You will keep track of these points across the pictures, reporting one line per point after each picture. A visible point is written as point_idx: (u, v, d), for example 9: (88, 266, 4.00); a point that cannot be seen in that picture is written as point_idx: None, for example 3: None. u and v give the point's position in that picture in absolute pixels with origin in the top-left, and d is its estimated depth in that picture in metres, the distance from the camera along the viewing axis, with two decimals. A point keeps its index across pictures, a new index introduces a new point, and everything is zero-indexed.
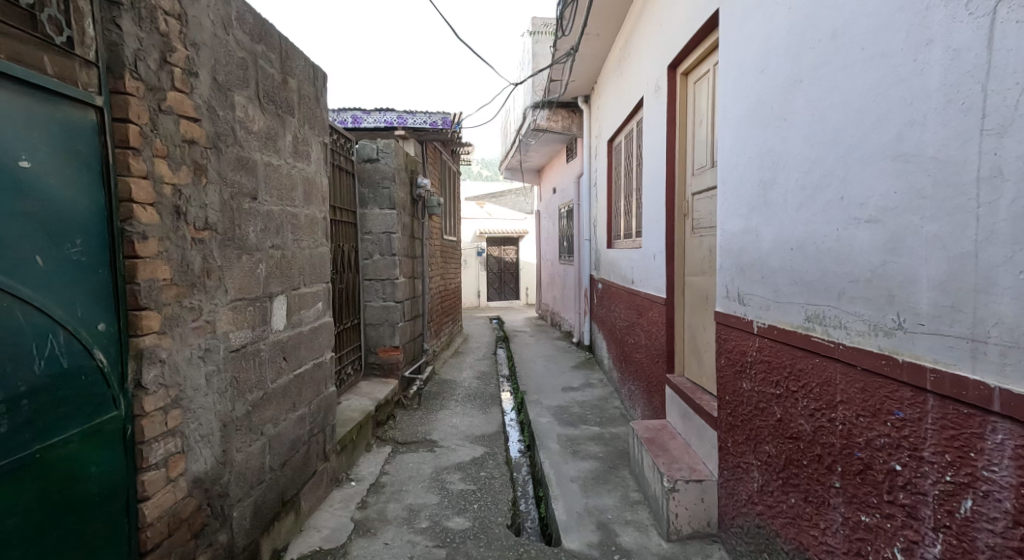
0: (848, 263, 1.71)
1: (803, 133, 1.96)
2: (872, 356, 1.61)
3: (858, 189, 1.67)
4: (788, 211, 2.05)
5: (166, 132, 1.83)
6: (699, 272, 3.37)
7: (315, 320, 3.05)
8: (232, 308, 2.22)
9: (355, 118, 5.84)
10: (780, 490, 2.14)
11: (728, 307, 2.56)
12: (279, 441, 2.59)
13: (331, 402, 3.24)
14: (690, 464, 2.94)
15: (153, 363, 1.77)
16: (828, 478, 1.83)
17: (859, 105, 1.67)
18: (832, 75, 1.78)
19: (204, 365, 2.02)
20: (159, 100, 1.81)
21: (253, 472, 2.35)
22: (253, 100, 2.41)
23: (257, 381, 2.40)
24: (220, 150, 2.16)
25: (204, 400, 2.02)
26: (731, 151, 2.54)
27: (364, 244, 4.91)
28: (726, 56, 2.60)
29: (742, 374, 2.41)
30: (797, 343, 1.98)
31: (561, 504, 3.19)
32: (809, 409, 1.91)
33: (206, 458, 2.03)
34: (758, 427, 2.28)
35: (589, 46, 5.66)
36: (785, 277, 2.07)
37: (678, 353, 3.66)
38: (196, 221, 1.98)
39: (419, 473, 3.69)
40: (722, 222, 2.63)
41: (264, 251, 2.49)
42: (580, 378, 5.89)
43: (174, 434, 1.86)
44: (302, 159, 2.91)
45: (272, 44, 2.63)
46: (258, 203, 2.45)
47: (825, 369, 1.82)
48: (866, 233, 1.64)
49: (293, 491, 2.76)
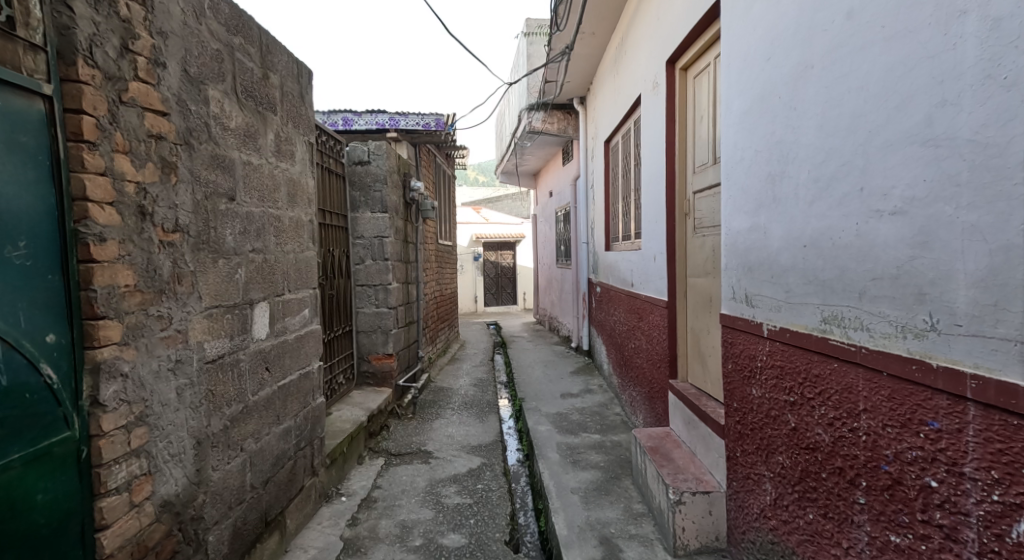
0: (870, 260, 1.57)
1: (815, 121, 1.83)
2: (900, 361, 1.47)
3: (880, 178, 1.53)
4: (800, 206, 1.91)
5: (129, 125, 1.69)
6: (702, 273, 3.23)
7: (302, 328, 2.89)
8: (206, 316, 2.07)
9: (346, 121, 5.68)
10: (795, 504, 1.99)
11: (735, 309, 2.42)
12: (261, 458, 2.44)
13: (319, 413, 3.08)
14: (696, 474, 2.79)
15: (114, 378, 1.62)
16: (850, 494, 1.69)
17: (878, 88, 1.54)
18: (848, 59, 1.65)
19: (174, 378, 1.87)
20: (120, 90, 1.66)
21: (232, 492, 2.20)
22: (229, 95, 2.27)
23: (236, 394, 2.25)
24: (193, 147, 2.02)
25: (174, 416, 1.87)
26: (736, 145, 2.41)
27: (355, 249, 4.76)
28: (728, 46, 2.48)
29: (751, 380, 2.27)
30: (813, 346, 1.84)
31: (562, 518, 3.04)
32: (827, 418, 1.77)
33: (177, 479, 1.88)
34: (770, 436, 2.13)
35: (584, 44, 5.53)
36: (798, 276, 1.93)
37: (680, 358, 3.51)
38: (165, 223, 1.84)
39: (413, 487, 3.53)
40: (727, 219, 2.49)
41: (244, 254, 2.34)
42: (580, 384, 5.73)
43: (138, 454, 1.71)
44: (286, 159, 2.77)
45: (252, 37, 2.49)
46: (237, 204, 2.30)
47: (845, 375, 1.68)
48: (890, 227, 1.50)
49: (277, 510, 2.60)
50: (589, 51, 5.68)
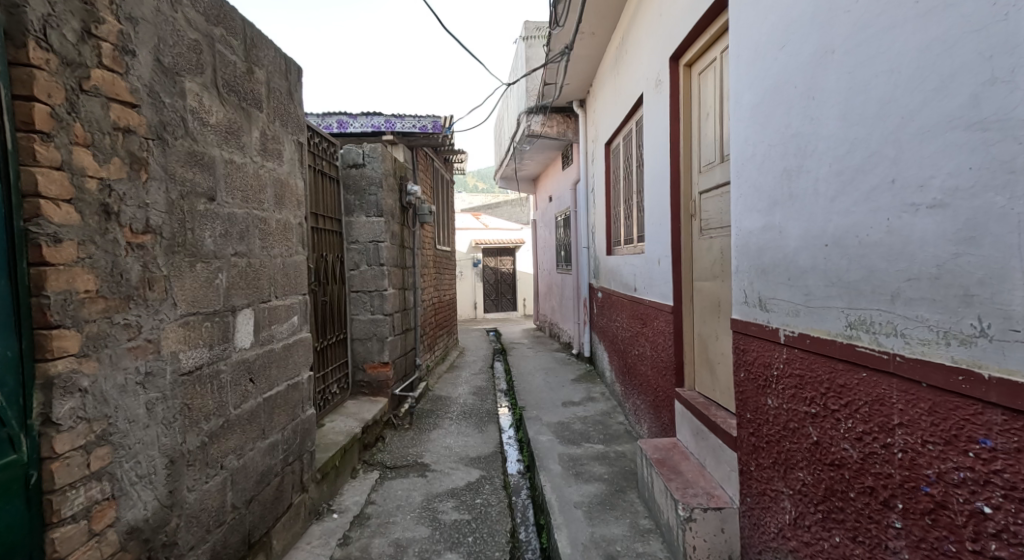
0: (904, 258, 1.43)
1: (836, 110, 1.69)
2: (944, 371, 1.33)
3: (915, 168, 1.40)
4: (821, 201, 1.77)
5: (90, 116, 1.56)
6: (709, 276, 3.08)
7: (290, 336, 2.74)
8: (182, 324, 1.92)
9: (341, 124, 5.58)
10: (819, 525, 1.84)
11: (747, 314, 2.27)
12: (243, 475, 2.28)
13: (309, 425, 2.92)
14: (706, 489, 2.64)
15: (72, 394, 1.48)
16: (883, 516, 1.53)
17: (910, 70, 1.40)
18: (874, 41, 1.52)
19: (143, 392, 1.72)
20: (81, 78, 1.53)
21: (210, 514, 2.05)
22: (209, 89, 2.13)
23: (215, 407, 2.10)
24: (166, 142, 1.87)
25: (144, 433, 1.72)
26: (747, 141, 2.27)
27: (350, 253, 4.61)
28: (738, 34, 2.33)
29: (767, 390, 2.11)
30: (836, 354, 1.69)
31: (564, 534, 2.88)
32: (855, 433, 1.62)
33: (147, 503, 1.73)
34: (788, 450, 1.98)
35: (584, 44, 5.40)
36: (818, 277, 1.78)
37: (688, 366, 3.36)
38: (133, 223, 1.70)
39: (408, 502, 3.37)
40: (738, 218, 2.34)
41: (225, 258, 2.19)
42: (582, 392, 5.57)
43: (99, 478, 1.56)
44: (272, 158, 2.62)
45: (234, 28, 2.34)
46: (217, 205, 2.16)
47: (876, 386, 1.53)
48: (928, 221, 1.36)
49: (262, 530, 2.44)
50: (589, 52, 5.56)
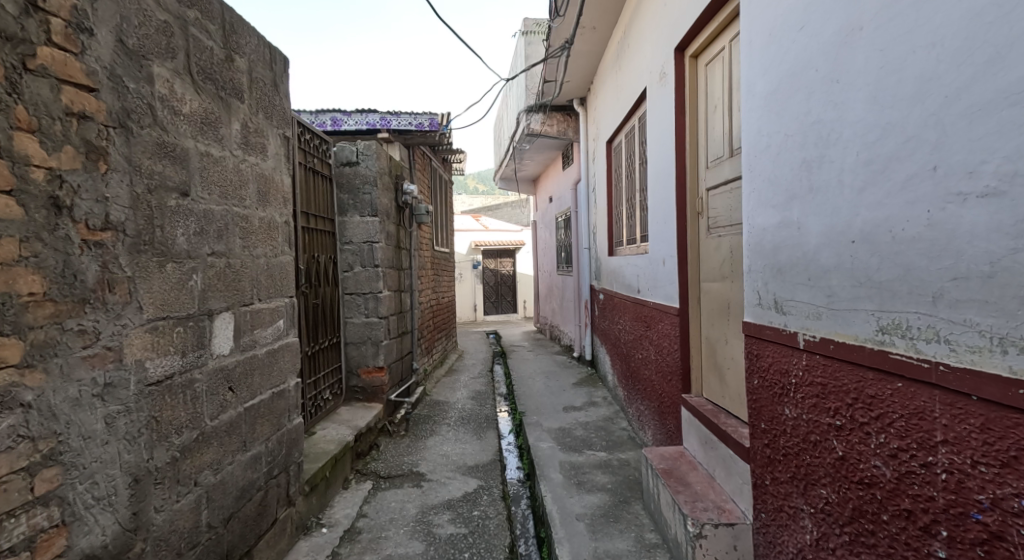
0: (949, 254, 1.28)
1: (865, 93, 1.53)
2: (999, 384, 1.18)
3: (962, 152, 1.24)
4: (846, 193, 1.60)
5: (35, 99, 1.42)
6: (718, 277, 2.92)
7: (275, 341, 2.58)
8: (149, 329, 1.76)
9: (335, 121, 5.44)
10: (845, 549, 1.67)
11: (761, 317, 2.11)
12: (221, 492, 2.12)
13: (296, 435, 2.76)
14: (716, 502, 2.47)
15: (11, 411, 1.34)
16: (922, 544, 1.37)
17: (955, 43, 1.25)
18: (911, 13, 1.36)
19: (102, 406, 1.57)
20: (24, 56, 1.40)
21: (182, 535, 1.88)
22: (182, 75, 1.97)
23: (189, 419, 1.93)
24: (131, 131, 1.71)
25: (103, 450, 1.57)
26: (761, 131, 2.11)
27: (343, 254, 4.45)
28: (750, 18, 2.18)
29: (784, 399, 1.94)
30: (866, 362, 1.52)
31: (566, 548, 2.72)
32: (888, 449, 1.45)
33: (106, 528, 1.58)
34: (809, 465, 1.81)
35: (585, 39, 5.25)
36: (843, 276, 1.62)
37: (695, 370, 3.20)
38: (90, 219, 1.54)
39: (402, 515, 3.21)
40: (751, 214, 2.17)
41: (201, 258, 2.03)
42: (584, 397, 5.40)
43: (47, 502, 1.42)
44: (255, 152, 2.46)
45: (211, 11, 2.18)
46: (191, 200, 2.00)
47: (913, 398, 1.37)
48: (979, 212, 1.21)
49: (242, 549, 2.27)
50: (590, 47, 5.40)
